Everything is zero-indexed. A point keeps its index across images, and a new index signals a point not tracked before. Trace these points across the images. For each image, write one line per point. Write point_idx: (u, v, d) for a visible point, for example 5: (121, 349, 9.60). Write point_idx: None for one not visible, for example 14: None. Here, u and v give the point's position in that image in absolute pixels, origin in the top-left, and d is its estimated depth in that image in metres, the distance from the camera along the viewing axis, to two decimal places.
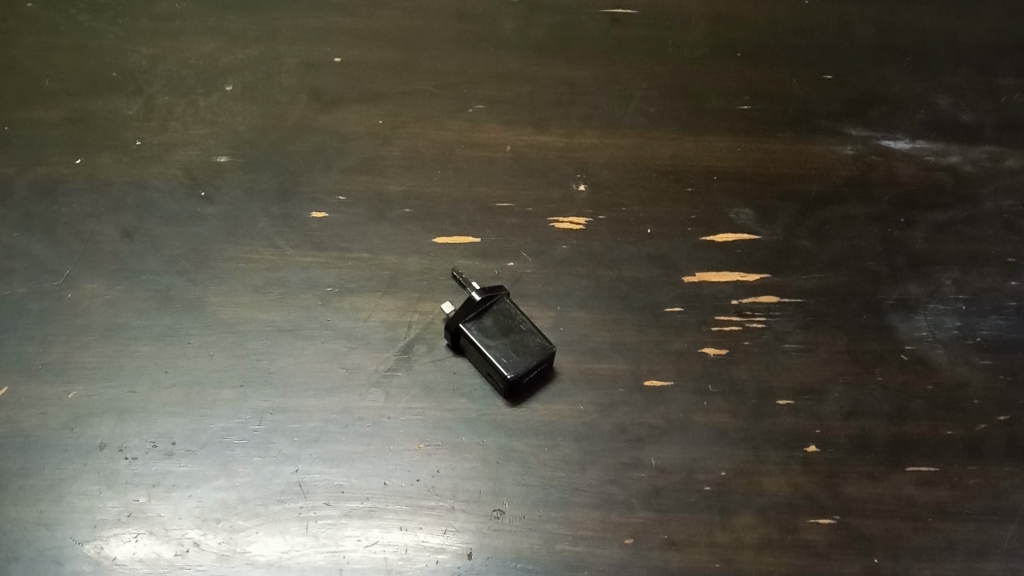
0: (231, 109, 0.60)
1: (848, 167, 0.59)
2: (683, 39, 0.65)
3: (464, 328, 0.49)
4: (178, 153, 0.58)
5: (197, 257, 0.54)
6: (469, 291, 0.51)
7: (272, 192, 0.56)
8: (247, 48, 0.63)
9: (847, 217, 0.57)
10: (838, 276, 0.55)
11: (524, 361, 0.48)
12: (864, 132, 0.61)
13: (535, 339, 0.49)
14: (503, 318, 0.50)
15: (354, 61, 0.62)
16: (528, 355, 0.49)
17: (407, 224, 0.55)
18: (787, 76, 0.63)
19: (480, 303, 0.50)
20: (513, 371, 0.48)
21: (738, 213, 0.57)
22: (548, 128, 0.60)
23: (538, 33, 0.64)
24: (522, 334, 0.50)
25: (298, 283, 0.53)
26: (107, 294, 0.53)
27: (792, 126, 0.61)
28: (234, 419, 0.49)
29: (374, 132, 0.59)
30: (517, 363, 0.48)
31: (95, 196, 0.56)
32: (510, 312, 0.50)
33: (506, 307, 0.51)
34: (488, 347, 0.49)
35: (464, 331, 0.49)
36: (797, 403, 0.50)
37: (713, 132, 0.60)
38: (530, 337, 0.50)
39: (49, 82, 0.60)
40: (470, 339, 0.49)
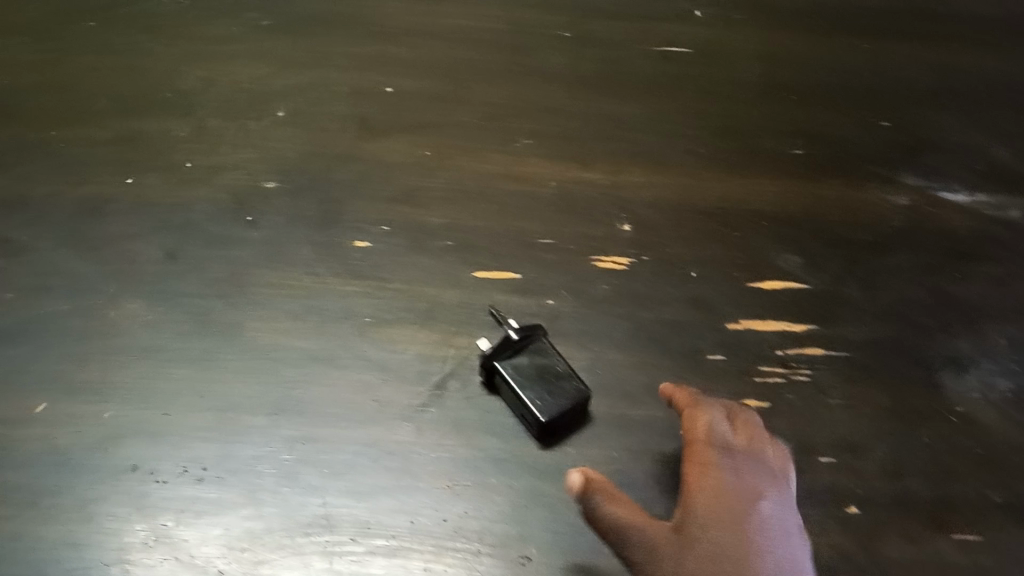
0: (280, 135, 0.60)
1: (901, 217, 0.57)
2: (737, 78, 0.63)
3: (498, 367, 0.48)
4: (225, 176, 0.58)
5: (238, 281, 0.54)
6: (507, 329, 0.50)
7: (314, 219, 0.57)
8: (298, 73, 0.62)
9: (898, 268, 0.56)
10: (887, 329, 0.53)
11: (559, 404, 0.47)
12: (920, 180, 0.59)
13: (572, 381, 0.48)
14: (540, 357, 0.49)
15: (403, 90, 0.62)
16: (563, 398, 0.48)
17: (447, 256, 0.55)
18: (842, 120, 0.61)
19: (516, 342, 0.49)
20: (546, 414, 0.47)
21: (786, 260, 0.55)
22: (594, 164, 0.59)
23: (589, 69, 0.63)
24: (558, 375, 0.48)
25: (336, 311, 0.53)
26: (147, 314, 0.53)
27: (845, 171, 0.59)
28: (264, 448, 0.49)
29: (419, 162, 0.59)
30: (551, 406, 0.47)
31: (141, 216, 0.57)
32: (548, 351, 0.49)
33: (544, 345, 0.50)
34: (522, 387, 0.48)
35: (498, 369, 0.48)
36: (839, 460, 0.49)
37: (762, 174, 0.59)
38: (566, 378, 0.48)
39: (103, 102, 0.61)
40: (504, 377, 0.48)
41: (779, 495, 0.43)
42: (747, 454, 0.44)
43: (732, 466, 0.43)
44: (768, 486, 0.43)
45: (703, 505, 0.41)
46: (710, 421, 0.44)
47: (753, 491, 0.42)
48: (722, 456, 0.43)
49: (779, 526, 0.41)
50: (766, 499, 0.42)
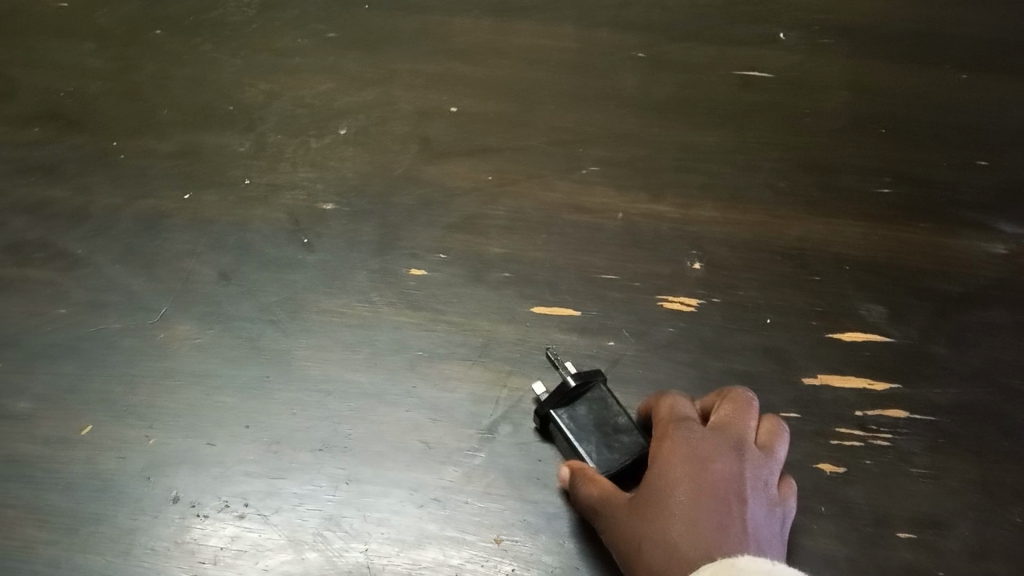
0: (340, 154, 0.58)
1: (995, 268, 0.53)
2: (821, 108, 0.59)
3: (555, 416, 0.46)
4: (283, 196, 0.57)
5: (291, 306, 0.53)
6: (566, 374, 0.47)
7: (371, 244, 0.55)
8: (362, 90, 0.60)
9: (990, 324, 0.51)
10: (976, 392, 0.49)
11: (617, 459, 0.44)
12: (1018, 228, 0.55)
13: (633, 435, 0.45)
14: (599, 407, 0.46)
15: (468, 111, 0.59)
16: (622, 453, 0.44)
17: (505, 289, 0.53)
18: (933, 159, 0.57)
19: (574, 389, 0.46)
20: (604, 468, 0.44)
21: (869, 310, 0.52)
22: (664, 197, 0.56)
23: (663, 93, 0.60)
24: (617, 428, 0.45)
25: (387, 343, 0.51)
26: (197, 337, 0.52)
27: (935, 215, 0.55)
28: (308, 485, 0.47)
29: (481, 188, 0.56)
30: (610, 460, 0.44)
31: (196, 233, 0.55)
32: (608, 400, 0.46)
33: (605, 394, 0.46)
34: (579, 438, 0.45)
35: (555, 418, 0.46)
36: (919, 537, 0.45)
37: (846, 214, 0.55)
38: (626, 431, 0.45)
39: (165, 112, 0.60)
40: (560, 427, 0.46)
41: (741, 461, 0.39)
42: (708, 427, 0.41)
43: (687, 437, 0.40)
44: (728, 452, 0.39)
45: (663, 473, 0.39)
46: (674, 406, 0.43)
47: (703, 458, 0.39)
48: (677, 431, 0.41)
49: (733, 488, 0.38)
50: (722, 463, 0.39)
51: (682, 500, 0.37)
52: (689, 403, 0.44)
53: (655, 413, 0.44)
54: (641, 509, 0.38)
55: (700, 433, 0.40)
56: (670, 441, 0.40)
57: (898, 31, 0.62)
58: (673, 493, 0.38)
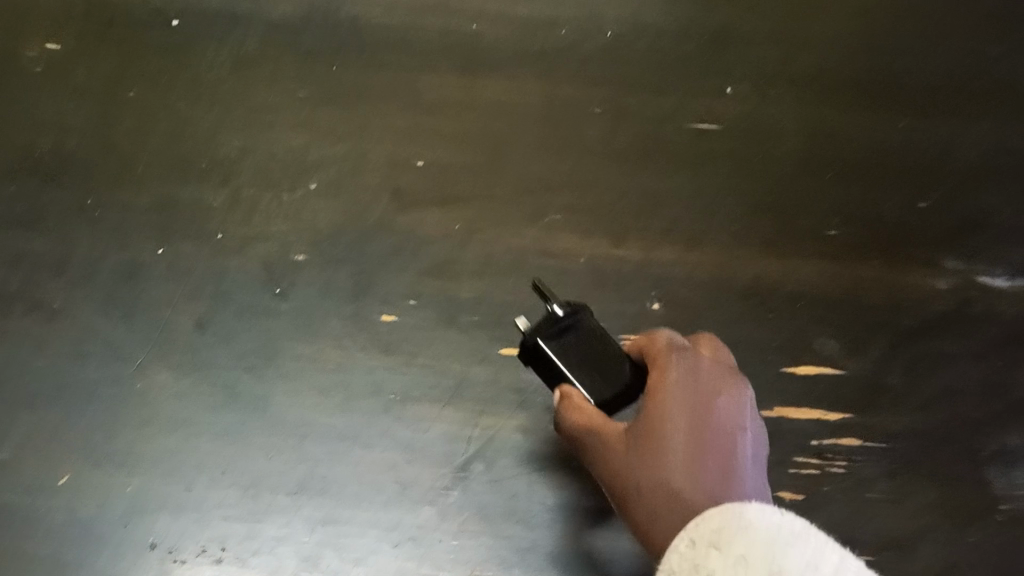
0: (314, 206, 0.59)
1: (943, 303, 0.56)
2: (774, 154, 0.61)
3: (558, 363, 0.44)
4: (258, 246, 0.58)
5: (268, 353, 0.55)
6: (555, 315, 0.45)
7: (345, 292, 0.56)
8: (334, 143, 0.61)
9: (942, 354, 0.55)
10: (932, 420, 0.53)
11: (612, 390, 0.44)
12: (963, 263, 0.58)
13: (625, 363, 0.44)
14: (589, 339, 0.45)
15: (438, 163, 0.61)
16: (615, 382, 0.44)
17: (475, 331, 0.55)
18: (883, 199, 0.59)
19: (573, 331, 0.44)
20: (596, 397, 0.44)
21: (823, 343, 0.55)
22: (626, 241, 0.58)
23: (623, 140, 0.61)
24: (610, 359, 0.44)
25: (363, 387, 0.54)
26: (174, 386, 0.54)
27: (885, 254, 0.58)
28: (287, 528, 0.51)
29: (451, 235, 0.58)
30: (603, 389, 0.44)
31: (174, 284, 0.57)
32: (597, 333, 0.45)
33: (592, 324, 0.45)
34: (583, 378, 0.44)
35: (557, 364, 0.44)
36: (879, 558, 0.51)
37: (801, 254, 0.57)
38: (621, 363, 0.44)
39: (142, 166, 0.61)
40: (547, 359, 0.44)
41: (738, 402, 0.43)
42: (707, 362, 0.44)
43: (690, 375, 0.43)
44: (726, 393, 0.43)
45: (667, 410, 0.41)
46: (670, 335, 0.45)
47: (706, 399, 0.42)
48: (680, 365, 0.43)
49: (730, 433, 0.41)
50: (724, 404, 0.42)
51: (686, 443, 0.40)
52: (678, 332, 0.46)
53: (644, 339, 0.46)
54: (641, 444, 0.41)
55: (702, 370, 0.43)
56: (674, 376, 0.42)
57: (855, 66, 0.63)
58: (677, 434, 0.41)
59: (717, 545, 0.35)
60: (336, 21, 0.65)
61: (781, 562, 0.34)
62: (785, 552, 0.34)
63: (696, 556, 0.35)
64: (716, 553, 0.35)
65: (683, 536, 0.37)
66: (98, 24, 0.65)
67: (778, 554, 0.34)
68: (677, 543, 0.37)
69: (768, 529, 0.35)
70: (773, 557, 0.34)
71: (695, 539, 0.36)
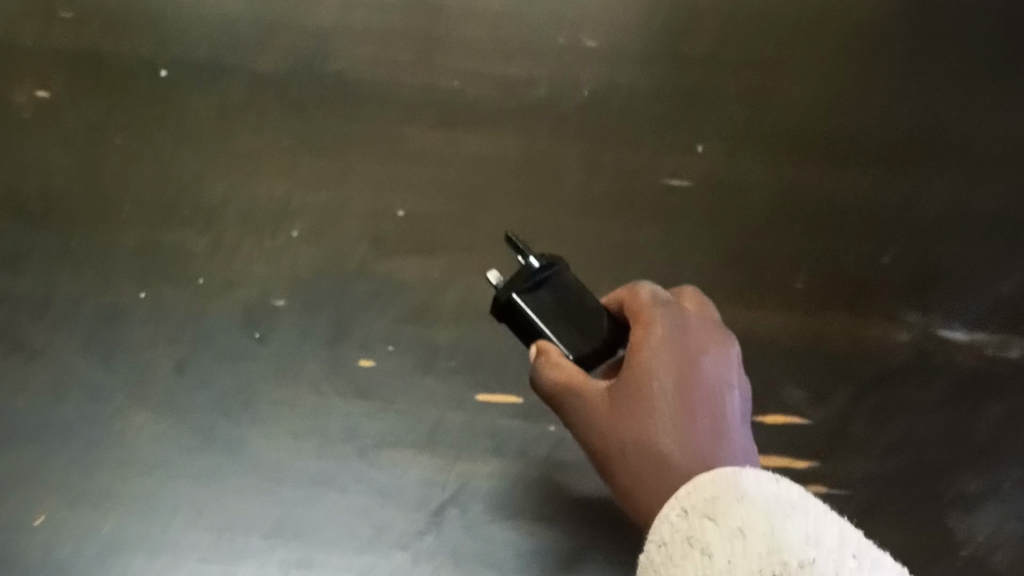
0: (295, 253, 0.61)
1: (904, 355, 0.59)
2: (742, 208, 0.63)
3: (535, 323, 0.45)
4: (239, 290, 0.59)
5: (245, 396, 0.56)
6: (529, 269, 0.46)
7: (323, 337, 0.58)
8: (317, 191, 0.63)
9: (903, 404, 0.58)
10: (893, 467, 0.57)
11: (591, 345, 0.45)
12: (923, 316, 0.60)
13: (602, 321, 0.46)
14: (564, 293, 0.46)
15: (417, 213, 0.62)
16: (594, 338, 0.45)
17: (451, 377, 0.56)
18: (846, 254, 0.62)
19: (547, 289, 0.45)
20: (574, 353, 0.45)
21: (790, 394, 0.58)
22: (600, 290, 0.61)
23: (597, 193, 0.64)
24: (588, 312, 0.46)
25: (340, 432, 0.55)
26: (152, 427, 0.55)
27: (848, 306, 0.60)
28: (261, 571, 0.53)
29: (430, 281, 0.60)
30: (581, 346, 0.45)
31: (155, 326, 0.58)
32: (573, 287, 0.46)
33: (568, 277, 0.46)
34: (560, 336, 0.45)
35: (534, 324, 0.45)
36: None
37: (769, 305, 0.60)
38: (598, 316, 0.46)
39: (125, 211, 0.62)
40: (521, 312, 0.45)
41: (723, 357, 0.44)
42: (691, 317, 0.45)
43: (676, 330, 0.44)
44: (712, 349, 0.44)
45: (653, 368, 0.42)
46: (653, 290, 0.45)
47: (692, 355, 0.43)
48: (665, 320, 0.44)
49: (716, 388, 0.43)
50: (710, 360, 0.43)
51: (673, 399, 0.42)
52: (659, 286, 0.46)
53: (626, 294, 0.46)
54: (628, 402, 0.42)
55: (686, 325, 0.44)
56: (660, 332, 0.43)
57: (821, 125, 0.66)
58: (665, 391, 0.42)
59: (711, 514, 0.36)
60: (320, 71, 0.66)
61: (778, 528, 0.35)
62: (781, 521, 0.35)
63: (691, 525, 0.36)
64: (712, 521, 0.36)
65: (675, 506, 0.37)
66: (84, 71, 0.66)
67: (774, 522, 0.35)
68: (670, 512, 0.37)
69: (763, 499, 0.36)
70: (770, 524, 0.35)
71: (689, 509, 0.37)
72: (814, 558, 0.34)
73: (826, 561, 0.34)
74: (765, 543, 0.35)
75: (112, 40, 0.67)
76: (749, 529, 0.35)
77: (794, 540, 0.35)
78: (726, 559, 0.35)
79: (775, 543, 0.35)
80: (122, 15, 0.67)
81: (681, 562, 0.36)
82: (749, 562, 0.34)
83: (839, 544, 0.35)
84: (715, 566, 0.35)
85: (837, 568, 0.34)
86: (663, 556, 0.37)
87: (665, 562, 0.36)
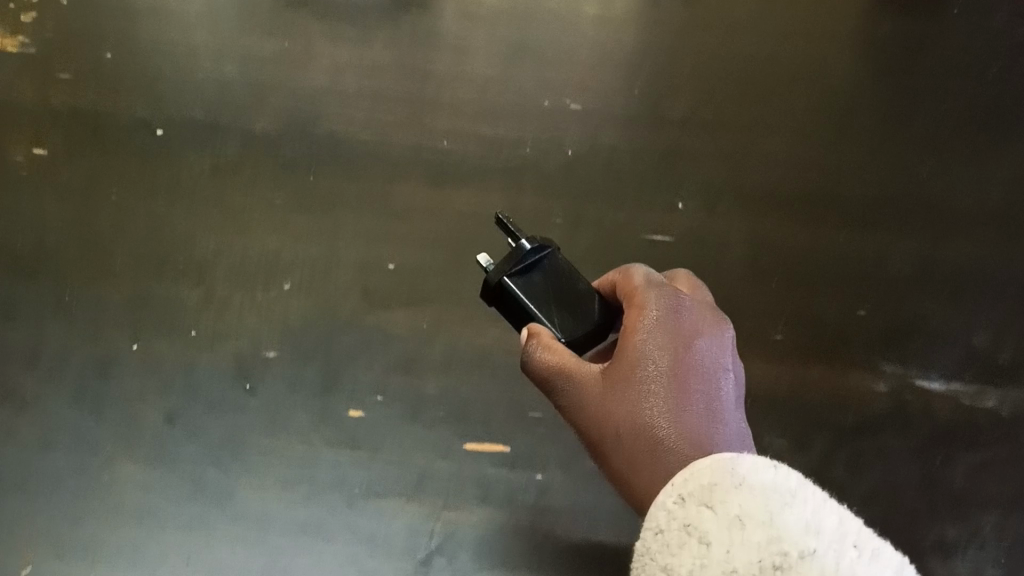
0: (286, 304, 0.62)
1: (882, 404, 0.61)
2: (722, 262, 0.65)
3: (529, 306, 0.50)
4: (230, 342, 0.60)
5: (234, 447, 0.57)
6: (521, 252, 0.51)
7: (313, 388, 0.58)
8: (308, 245, 0.64)
9: (882, 451, 0.60)
10: (873, 513, 0.58)
11: (582, 327, 0.50)
12: (899, 366, 0.62)
13: (592, 306, 0.51)
14: (553, 277, 0.51)
15: (407, 266, 0.64)
16: (586, 322, 0.50)
17: (440, 427, 0.57)
18: (823, 305, 0.64)
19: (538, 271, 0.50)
20: (566, 334, 0.50)
21: (771, 441, 0.59)
22: None
23: (582, 247, 0.66)
24: (577, 295, 0.51)
25: (329, 481, 0.56)
26: (140, 477, 0.56)
27: (828, 356, 0.62)
28: None
29: (419, 332, 0.61)
30: (571, 328, 0.50)
31: (144, 377, 0.59)
32: (562, 270, 0.51)
33: (558, 263, 0.52)
34: (552, 317, 0.50)
35: (528, 305, 0.50)
36: None
37: (751, 354, 0.62)
38: (587, 298, 0.51)
39: (119, 265, 0.64)
40: (514, 294, 0.50)
41: (715, 340, 0.47)
42: (685, 298, 0.48)
43: (671, 309, 0.47)
44: (704, 329, 0.47)
45: (650, 343, 0.45)
46: (649, 273, 0.49)
47: (687, 334, 0.46)
48: (660, 299, 0.47)
49: (709, 367, 0.46)
50: (702, 343, 0.46)
51: (667, 378, 0.44)
52: (654, 270, 0.50)
53: (622, 277, 0.50)
54: (623, 377, 0.45)
55: (681, 305, 0.47)
56: (656, 310, 0.47)
57: (796, 181, 0.68)
58: (660, 369, 0.45)
59: (709, 503, 0.37)
60: (313, 129, 0.68)
61: (776, 517, 0.35)
62: (780, 510, 0.36)
63: (688, 514, 0.37)
64: (709, 510, 0.37)
65: (672, 493, 0.39)
66: (82, 131, 0.68)
67: (773, 512, 0.36)
68: (667, 499, 0.39)
69: (762, 489, 0.37)
70: (769, 513, 0.36)
71: (687, 496, 0.38)
72: (815, 548, 0.34)
73: (827, 551, 0.34)
74: (762, 531, 0.35)
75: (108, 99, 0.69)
76: (746, 517, 0.36)
77: (792, 528, 0.35)
78: (722, 547, 0.35)
79: (772, 530, 0.35)
80: (118, 75, 0.70)
81: (678, 549, 0.37)
82: (744, 549, 0.35)
83: (842, 535, 0.35)
84: (710, 553, 0.35)
85: (839, 558, 0.33)
86: (661, 544, 0.38)
87: (662, 549, 0.37)
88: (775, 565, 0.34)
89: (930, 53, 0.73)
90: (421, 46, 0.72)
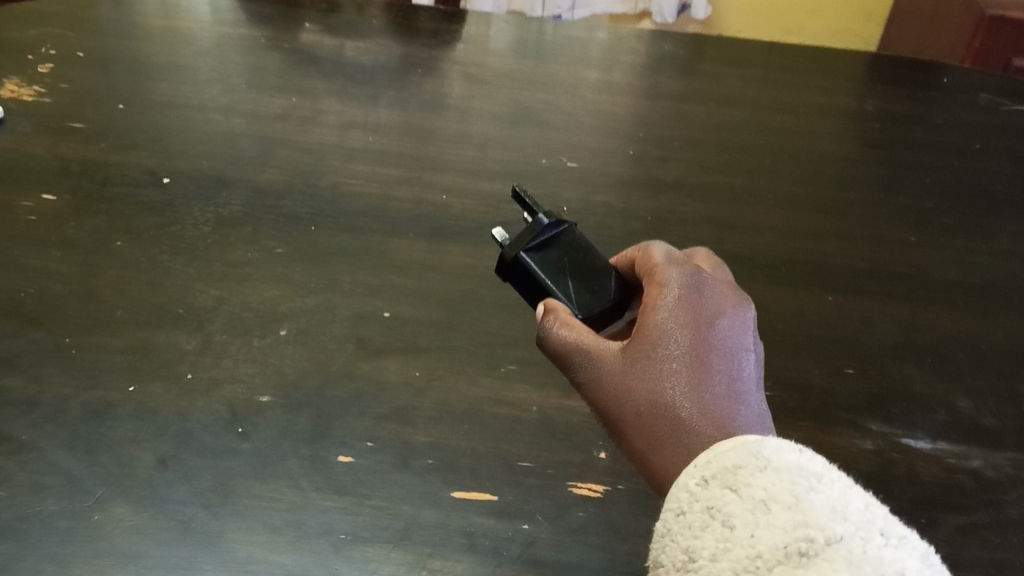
0: (281, 352, 0.63)
1: (868, 462, 0.59)
2: None
3: (551, 287, 0.57)
4: (225, 388, 0.61)
5: (223, 491, 0.55)
6: (541, 231, 0.58)
7: (305, 433, 0.59)
8: (306, 297, 0.67)
9: None
10: None
11: (601, 305, 0.57)
12: (885, 426, 0.61)
13: (607, 282, 0.58)
14: (570, 253, 0.58)
15: (401, 315, 0.67)
16: (604, 298, 0.57)
17: (428, 475, 0.57)
18: (810, 366, 0.65)
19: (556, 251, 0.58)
20: (584, 312, 0.57)
21: None
22: (576, 394, 0.63)
23: None
24: (595, 274, 0.58)
25: (314, 527, 0.54)
26: (132, 519, 0.54)
27: (813, 415, 0.61)
28: None
29: (410, 382, 0.62)
30: (590, 305, 0.57)
31: (140, 422, 0.58)
32: (577, 247, 0.58)
33: (569, 241, 0.59)
34: (573, 296, 0.57)
35: (549, 286, 0.57)
36: None
37: None
38: (604, 275, 0.58)
39: (120, 313, 0.65)
40: (529, 270, 0.57)
41: (733, 319, 0.55)
42: (704, 276, 0.56)
43: (693, 287, 0.55)
44: (723, 309, 0.55)
45: (675, 322, 0.53)
46: (668, 251, 0.56)
47: (709, 315, 0.54)
48: (682, 277, 0.55)
49: (729, 346, 0.54)
50: (722, 323, 0.54)
51: (694, 359, 0.52)
52: (671, 246, 0.57)
53: (642, 253, 0.57)
54: (650, 356, 0.53)
55: (701, 283, 0.55)
56: (680, 288, 0.54)
57: (779, 250, 0.74)
58: (686, 352, 0.53)
59: (734, 488, 0.43)
60: (323, 194, 0.76)
61: (802, 501, 0.41)
62: (807, 493, 0.42)
63: (714, 496, 0.44)
64: (734, 494, 0.43)
65: (696, 476, 0.45)
66: (100, 195, 0.73)
67: (800, 494, 0.42)
68: (691, 481, 0.45)
69: (787, 471, 0.43)
70: (795, 497, 0.42)
71: (711, 480, 0.45)
72: (841, 534, 0.39)
73: (853, 536, 0.39)
74: (788, 515, 0.41)
75: (131, 168, 0.76)
76: (771, 502, 0.42)
77: (817, 512, 0.41)
78: (747, 528, 0.41)
79: (797, 514, 0.41)
80: (141, 146, 0.79)
81: (701, 531, 0.43)
82: (769, 531, 0.41)
83: (866, 521, 0.40)
84: (733, 535, 0.41)
85: (864, 542, 0.39)
86: (683, 525, 0.44)
87: (685, 530, 0.44)
88: (802, 551, 0.39)
89: (899, 161, 0.85)
90: (423, 147, 0.82)
